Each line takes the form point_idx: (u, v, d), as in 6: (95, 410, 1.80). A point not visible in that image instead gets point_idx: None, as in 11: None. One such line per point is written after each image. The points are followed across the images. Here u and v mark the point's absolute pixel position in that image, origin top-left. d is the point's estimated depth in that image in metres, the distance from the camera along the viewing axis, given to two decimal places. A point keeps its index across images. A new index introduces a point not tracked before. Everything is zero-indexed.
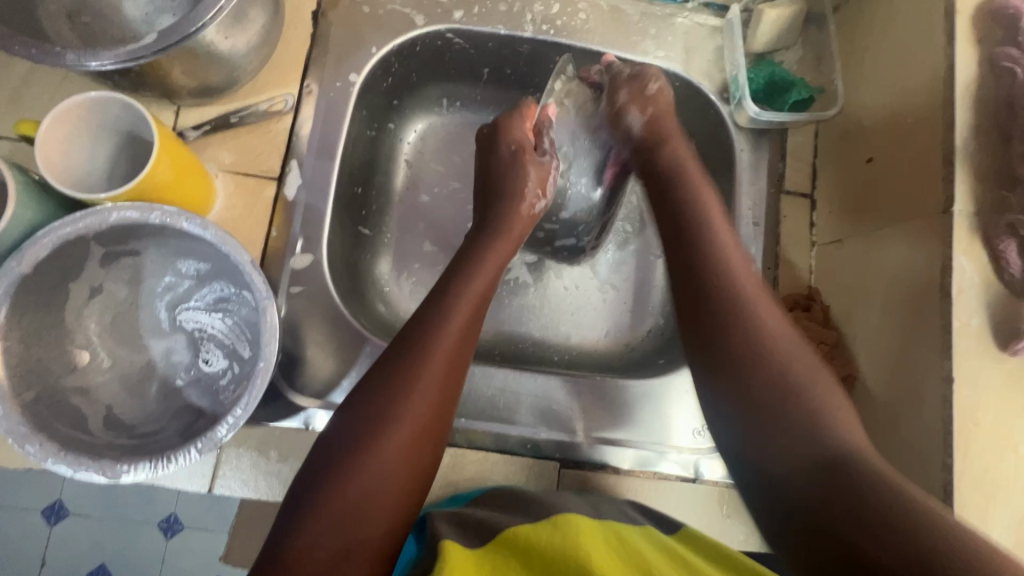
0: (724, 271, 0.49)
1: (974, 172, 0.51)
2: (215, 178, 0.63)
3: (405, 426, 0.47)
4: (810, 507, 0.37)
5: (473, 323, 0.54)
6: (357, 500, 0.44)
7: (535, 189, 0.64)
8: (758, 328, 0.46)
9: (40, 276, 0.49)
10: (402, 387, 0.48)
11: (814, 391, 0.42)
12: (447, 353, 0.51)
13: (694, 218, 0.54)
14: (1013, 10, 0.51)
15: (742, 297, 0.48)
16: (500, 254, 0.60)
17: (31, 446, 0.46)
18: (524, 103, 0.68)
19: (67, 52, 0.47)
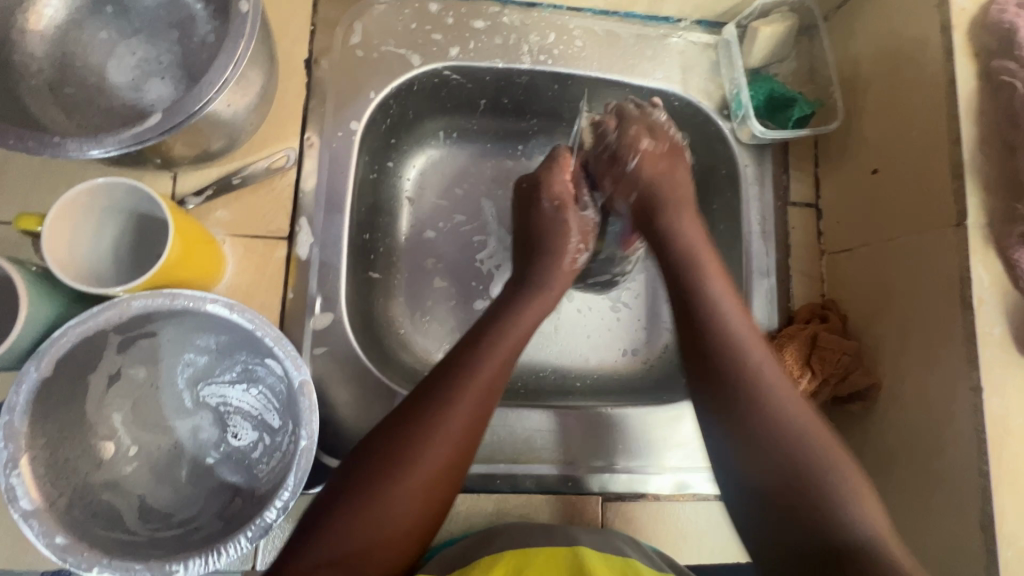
0: (738, 346, 0.53)
1: (984, 184, 0.53)
2: (223, 244, 0.61)
3: (420, 467, 0.47)
4: (817, 562, 0.43)
5: (501, 372, 0.53)
6: (363, 532, 0.45)
7: (580, 241, 0.65)
8: (772, 398, 0.50)
9: (60, 376, 0.47)
10: (423, 427, 0.48)
11: (823, 455, 0.47)
12: (473, 402, 0.50)
13: (690, 274, 0.57)
14: (1008, 25, 0.53)
15: (753, 369, 0.51)
16: (538, 313, 0.60)
17: (75, 557, 0.44)
18: (560, 152, 0.66)
19: (68, 142, 0.45)
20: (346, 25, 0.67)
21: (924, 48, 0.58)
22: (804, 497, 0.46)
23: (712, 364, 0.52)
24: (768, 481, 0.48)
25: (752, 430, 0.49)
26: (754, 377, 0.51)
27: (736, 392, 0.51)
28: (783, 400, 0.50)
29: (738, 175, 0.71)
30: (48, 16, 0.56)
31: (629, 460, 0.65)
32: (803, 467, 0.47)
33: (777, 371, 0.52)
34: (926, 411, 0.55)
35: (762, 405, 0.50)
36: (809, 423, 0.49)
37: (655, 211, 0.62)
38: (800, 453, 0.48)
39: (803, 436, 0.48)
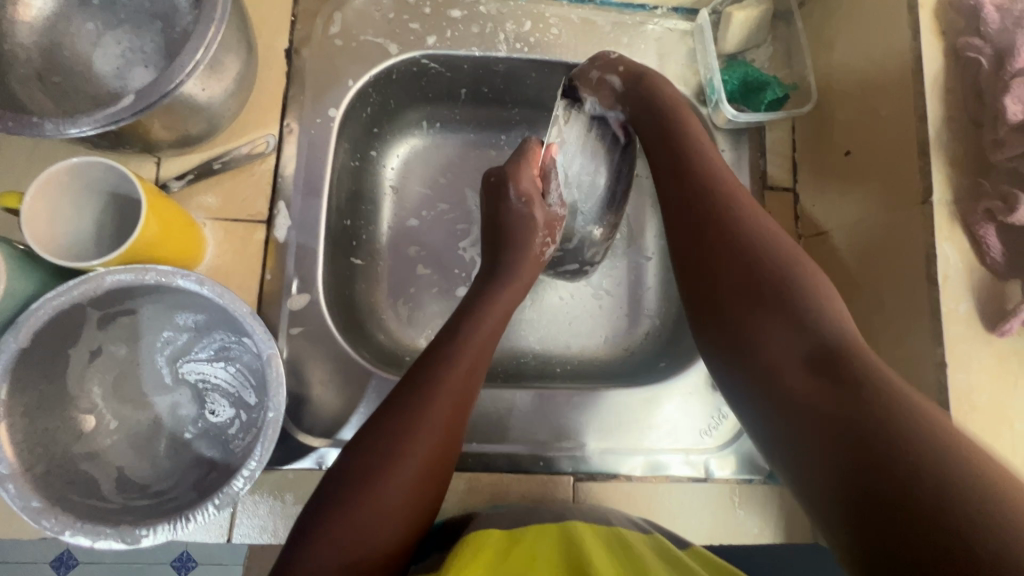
0: (763, 250, 0.48)
1: (951, 160, 0.53)
2: (203, 226, 0.62)
3: (414, 458, 0.47)
4: (853, 458, 0.35)
5: (477, 364, 0.55)
6: (362, 529, 0.44)
7: (545, 234, 0.67)
8: (785, 272, 0.46)
9: (39, 348, 0.49)
10: (409, 419, 0.48)
11: (838, 322, 0.43)
12: (456, 392, 0.51)
13: (695, 173, 0.55)
14: (974, 1, 0.53)
15: (760, 252, 0.48)
16: (506, 307, 0.61)
17: (48, 521, 0.45)
18: (529, 146, 0.67)
19: (45, 122, 0.47)
20: (326, 15, 0.69)
21: (893, 27, 0.58)
22: (811, 353, 0.41)
23: (728, 247, 0.49)
24: (773, 345, 0.43)
25: (762, 305, 0.45)
26: (756, 258, 0.47)
27: (758, 279, 0.46)
28: (788, 271, 0.46)
29: None
30: (36, 8, 0.58)
31: (602, 441, 0.65)
32: (808, 321, 0.43)
33: (811, 269, 0.47)
34: None
35: (776, 276, 0.46)
36: (829, 297, 0.45)
37: (679, 124, 0.61)
38: (832, 332, 0.42)
39: (811, 300, 0.44)
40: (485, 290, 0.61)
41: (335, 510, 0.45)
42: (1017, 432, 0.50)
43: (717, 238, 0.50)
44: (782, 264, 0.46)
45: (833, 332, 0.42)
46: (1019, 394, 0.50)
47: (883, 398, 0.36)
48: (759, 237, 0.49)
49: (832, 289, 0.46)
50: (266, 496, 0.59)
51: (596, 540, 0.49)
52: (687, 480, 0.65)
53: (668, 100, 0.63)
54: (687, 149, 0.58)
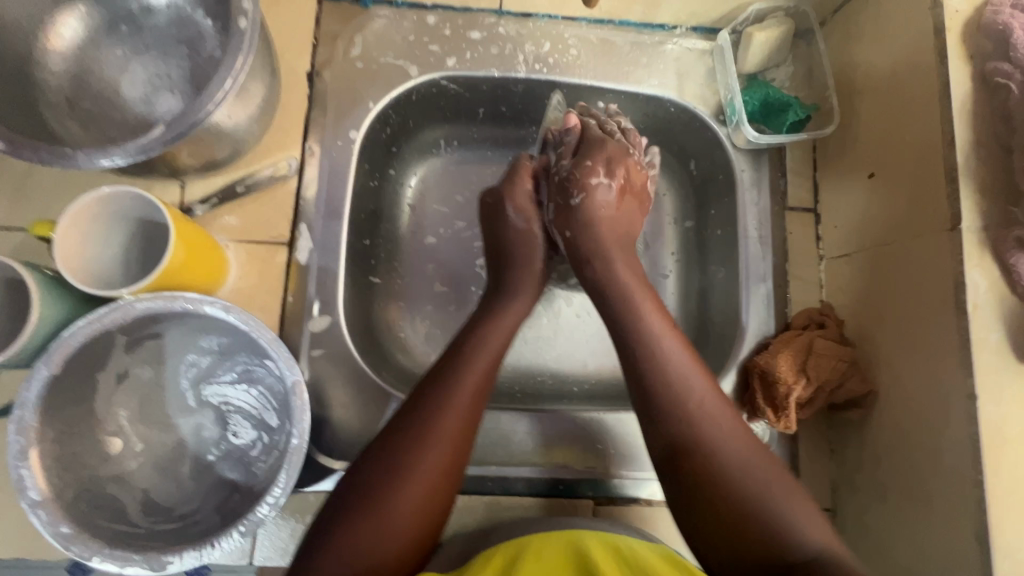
0: (708, 437, 0.49)
1: (979, 187, 0.52)
2: (226, 249, 0.63)
3: (420, 475, 0.47)
4: None
5: (487, 380, 0.54)
6: (365, 544, 0.44)
7: (546, 251, 0.66)
8: (739, 483, 0.47)
9: (69, 374, 0.50)
10: (416, 438, 0.48)
11: (770, 499, 0.46)
12: (464, 410, 0.51)
13: (634, 361, 0.54)
14: (1003, 26, 0.52)
15: (714, 444, 0.49)
16: (513, 323, 0.60)
17: (77, 547, 0.46)
18: (520, 163, 0.67)
19: (79, 153, 0.48)
20: (347, 37, 0.70)
21: (918, 51, 0.57)
22: (761, 530, 0.44)
23: (686, 464, 0.48)
24: (722, 516, 0.46)
25: (713, 498, 0.47)
26: (710, 458, 0.48)
27: (705, 487, 0.47)
28: (740, 471, 0.47)
29: (734, 179, 0.71)
30: (67, 36, 0.59)
31: (621, 465, 0.65)
32: (759, 513, 0.45)
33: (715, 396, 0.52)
34: (921, 419, 0.54)
35: (725, 481, 0.47)
36: (759, 474, 0.47)
37: (623, 293, 0.59)
38: (766, 509, 0.45)
39: (762, 491, 0.46)
40: (492, 307, 0.61)
41: (338, 527, 0.45)
42: None
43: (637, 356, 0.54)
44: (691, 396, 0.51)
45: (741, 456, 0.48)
46: None
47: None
48: (656, 351, 0.54)
49: (748, 441, 0.50)
50: (288, 519, 0.59)
51: (604, 554, 0.48)
52: None
53: (614, 274, 0.61)
54: (638, 345, 0.55)
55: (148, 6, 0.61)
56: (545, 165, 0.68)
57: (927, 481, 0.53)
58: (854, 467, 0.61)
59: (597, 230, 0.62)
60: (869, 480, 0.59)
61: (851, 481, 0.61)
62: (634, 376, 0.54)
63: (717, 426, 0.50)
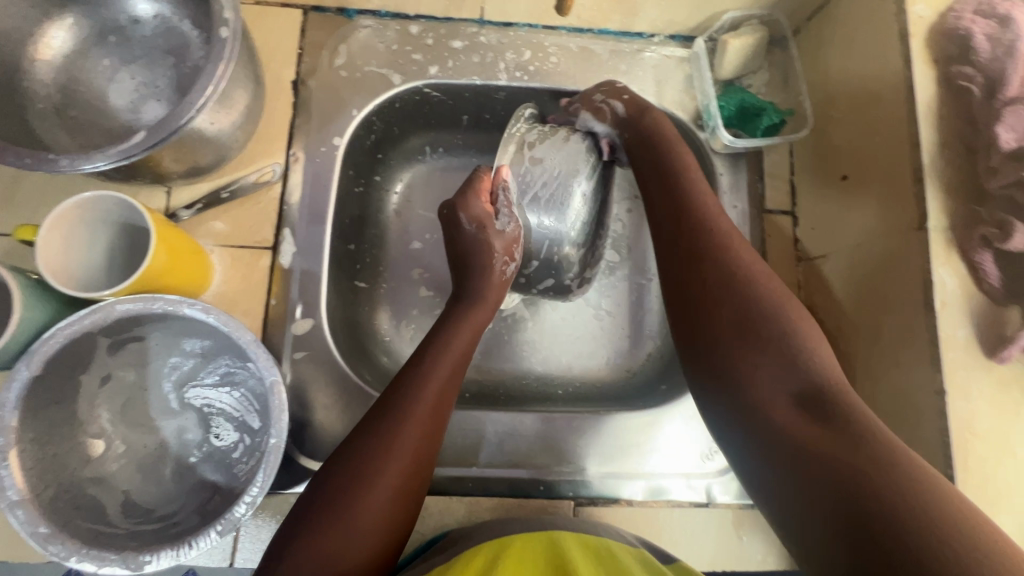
0: (753, 293, 0.48)
1: (945, 187, 0.53)
2: (211, 254, 0.64)
3: (379, 498, 0.46)
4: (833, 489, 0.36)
5: (447, 393, 0.54)
6: (327, 554, 0.43)
7: (503, 257, 0.64)
8: (771, 326, 0.46)
9: (50, 376, 0.51)
10: (376, 458, 0.47)
11: (826, 379, 0.43)
12: (426, 426, 0.51)
13: (709, 248, 0.52)
14: (964, 31, 0.53)
15: (766, 319, 0.47)
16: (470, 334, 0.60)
17: (54, 547, 0.46)
18: (476, 175, 0.65)
19: (61, 158, 0.49)
20: (331, 47, 0.71)
21: (886, 56, 0.59)
22: (791, 394, 0.43)
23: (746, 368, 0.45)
24: (761, 395, 0.44)
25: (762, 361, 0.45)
26: (750, 307, 0.48)
27: (759, 365, 0.45)
28: (790, 340, 0.45)
29: (712, 183, 0.72)
30: (55, 46, 0.61)
31: (603, 465, 0.65)
32: (801, 388, 0.43)
33: (783, 293, 0.49)
34: (896, 415, 0.54)
35: (759, 326, 0.46)
36: (806, 346, 0.45)
37: (699, 205, 0.56)
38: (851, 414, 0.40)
39: (812, 373, 0.44)
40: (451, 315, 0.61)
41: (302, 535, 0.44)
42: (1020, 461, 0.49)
43: (699, 267, 0.52)
44: (748, 287, 0.49)
45: (806, 358, 0.44)
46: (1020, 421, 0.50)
47: (857, 445, 0.38)
48: (711, 234, 0.53)
49: (817, 329, 0.47)
50: (269, 520, 0.60)
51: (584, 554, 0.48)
52: (689, 505, 0.64)
53: (688, 185, 0.58)
54: (704, 232, 0.54)
55: (136, 17, 0.63)
56: (503, 177, 0.65)
57: None
58: None
59: (677, 149, 0.62)
60: None
61: None
62: (705, 270, 0.51)
63: (791, 320, 0.47)
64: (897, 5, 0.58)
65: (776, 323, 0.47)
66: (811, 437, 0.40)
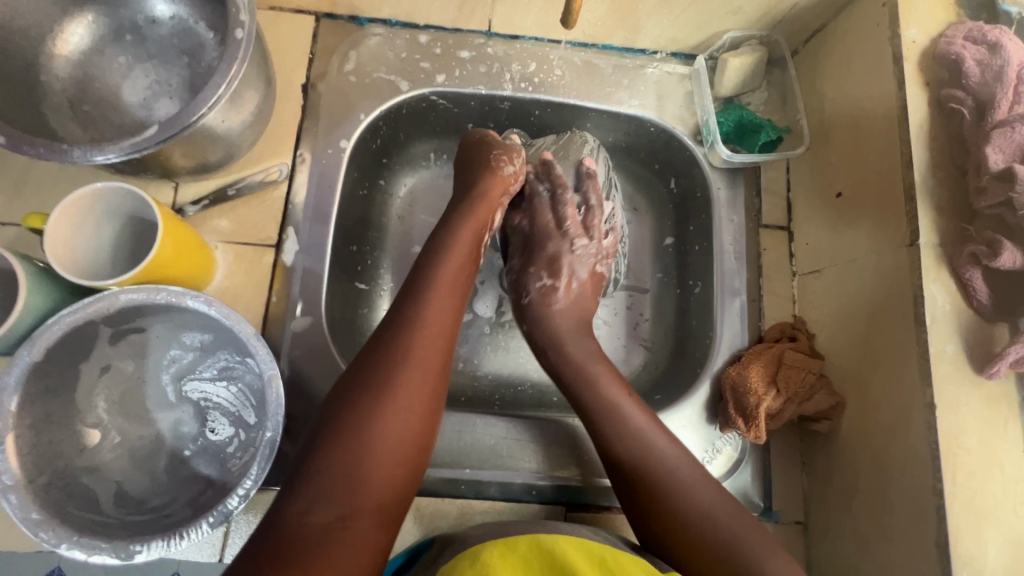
0: (625, 431, 0.57)
1: (937, 206, 0.54)
2: (215, 249, 0.65)
3: (396, 402, 0.48)
4: None
5: (454, 294, 0.55)
6: (355, 458, 0.45)
7: (503, 156, 0.64)
8: (685, 498, 0.52)
9: (51, 363, 0.51)
10: (389, 364, 0.49)
11: (740, 538, 0.49)
12: (436, 328, 0.52)
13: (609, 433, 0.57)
14: (956, 55, 0.55)
15: (700, 517, 0.51)
16: (474, 234, 0.60)
17: (45, 533, 0.47)
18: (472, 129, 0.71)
19: (74, 149, 0.50)
20: (341, 53, 0.73)
21: (880, 78, 0.60)
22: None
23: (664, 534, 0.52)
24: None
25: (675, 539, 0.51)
26: (699, 521, 0.51)
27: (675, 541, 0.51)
28: (707, 516, 0.51)
29: (710, 197, 0.74)
30: (73, 42, 0.63)
31: (596, 473, 0.65)
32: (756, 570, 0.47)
33: (650, 425, 0.57)
34: (885, 429, 0.55)
35: (711, 536, 0.50)
36: (747, 536, 0.49)
37: (599, 417, 0.58)
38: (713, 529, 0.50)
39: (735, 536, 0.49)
40: (451, 216, 0.61)
41: (327, 446, 0.45)
42: (1008, 477, 0.50)
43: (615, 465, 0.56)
44: (656, 472, 0.54)
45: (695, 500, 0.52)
46: (1008, 438, 0.50)
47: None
48: (615, 414, 0.58)
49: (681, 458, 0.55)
50: (260, 516, 0.60)
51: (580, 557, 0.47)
52: None
53: (598, 392, 0.60)
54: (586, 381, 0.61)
55: (153, 17, 0.65)
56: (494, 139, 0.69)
57: (892, 491, 0.54)
58: (824, 478, 0.62)
59: (554, 323, 0.65)
60: (838, 494, 0.60)
61: (823, 492, 0.62)
62: (643, 486, 0.54)
63: (670, 468, 0.54)
64: (891, 29, 0.59)
65: (668, 492, 0.53)
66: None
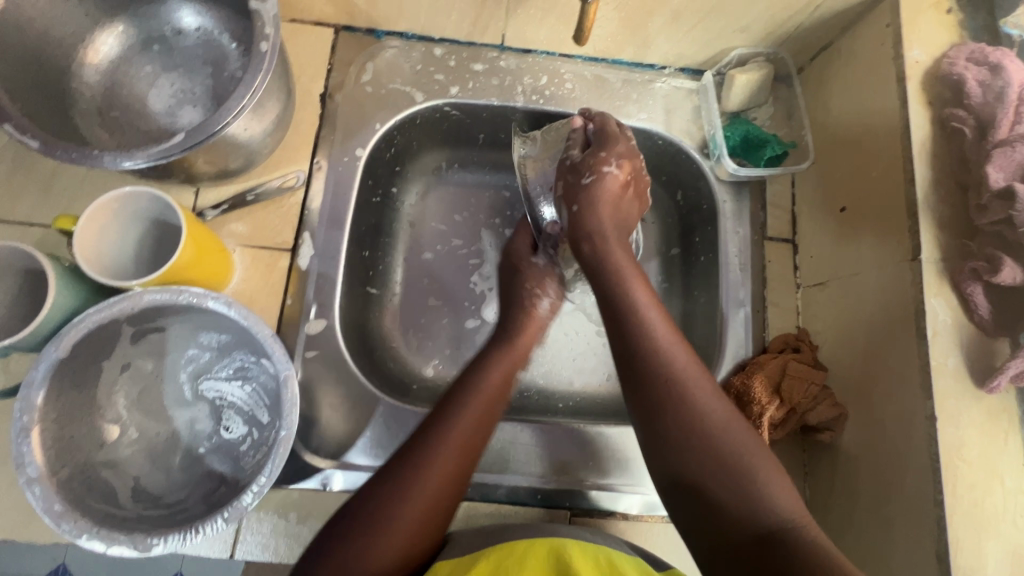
0: (653, 339, 0.53)
1: (939, 222, 0.55)
2: (233, 253, 0.67)
3: (433, 492, 0.49)
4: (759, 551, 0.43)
5: (497, 395, 0.57)
6: (381, 541, 0.46)
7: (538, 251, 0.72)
8: (703, 414, 0.49)
9: (76, 359, 0.53)
10: (437, 447, 0.51)
11: (755, 465, 0.47)
12: (473, 420, 0.53)
13: (630, 337, 0.53)
14: (958, 76, 0.57)
15: (709, 425, 0.48)
16: (526, 351, 0.63)
17: (67, 525, 0.48)
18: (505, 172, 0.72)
19: (105, 154, 0.52)
20: (359, 64, 0.75)
21: (884, 97, 0.62)
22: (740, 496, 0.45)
23: (675, 442, 0.48)
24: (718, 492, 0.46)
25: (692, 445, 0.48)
26: (705, 428, 0.48)
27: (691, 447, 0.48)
28: (725, 430, 0.48)
29: (716, 209, 0.75)
30: (103, 52, 0.65)
31: (600, 478, 0.66)
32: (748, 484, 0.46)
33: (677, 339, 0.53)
34: (888, 440, 0.56)
35: (713, 446, 0.47)
36: (751, 445, 0.48)
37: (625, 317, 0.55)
38: (730, 451, 0.47)
39: (747, 458, 0.47)
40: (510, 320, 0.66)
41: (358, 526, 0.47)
42: (1008, 489, 0.50)
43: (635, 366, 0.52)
44: (681, 381, 0.50)
45: (716, 424, 0.48)
46: (1008, 451, 0.51)
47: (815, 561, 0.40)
48: (638, 315, 0.54)
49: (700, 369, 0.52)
50: (271, 514, 0.61)
51: (585, 560, 0.48)
52: None
53: (627, 290, 0.56)
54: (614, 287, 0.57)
55: (179, 29, 0.67)
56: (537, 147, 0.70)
57: (893, 501, 0.54)
58: (826, 489, 0.62)
59: (597, 212, 0.59)
60: (840, 505, 0.60)
61: (824, 503, 0.62)
62: (664, 390, 0.50)
63: (697, 379, 0.51)
64: (895, 49, 0.61)
65: (691, 402, 0.49)
66: (757, 546, 0.43)
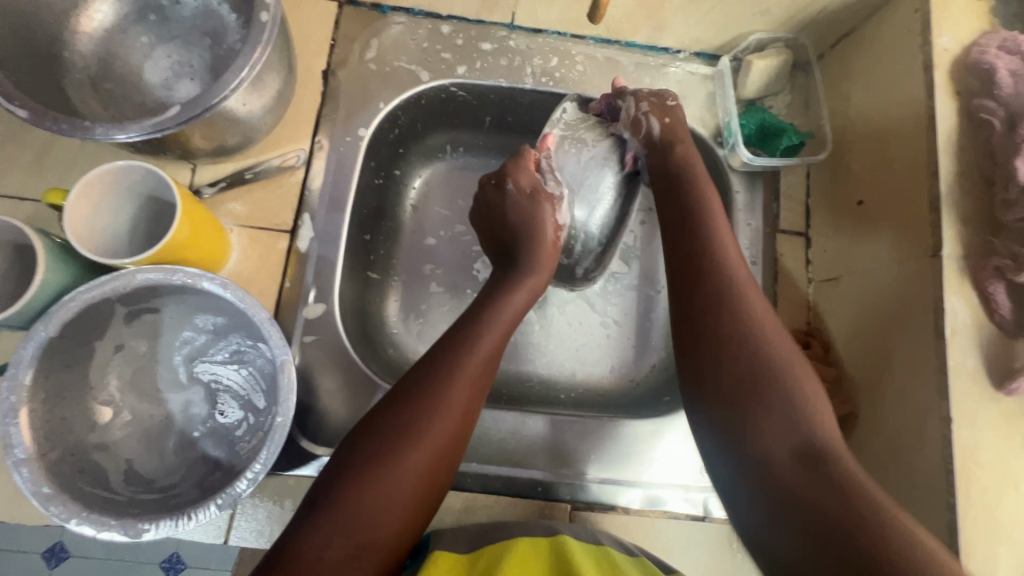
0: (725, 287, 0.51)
1: (962, 217, 0.53)
2: (230, 233, 0.65)
3: (427, 444, 0.47)
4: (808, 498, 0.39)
5: (493, 356, 0.55)
6: (376, 494, 0.44)
7: (555, 222, 0.68)
8: (766, 354, 0.47)
9: (65, 339, 0.51)
10: (430, 394, 0.49)
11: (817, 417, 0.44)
12: (471, 379, 0.52)
13: (704, 282, 0.52)
14: (988, 65, 0.54)
15: (767, 362, 0.46)
16: (523, 302, 0.61)
17: (55, 508, 0.47)
18: (524, 150, 0.69)
19: (96, 126, 0.50)
20: (363, 41, 0.73)
21: (909, 85, 0.59)
22: (790, 434, 0.43)
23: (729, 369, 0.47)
24: (764, 433, 0.43)
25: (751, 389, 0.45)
26: (771, 375, 0.45)
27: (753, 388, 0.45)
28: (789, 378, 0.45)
29: (728, 200, 0.73)
30: (98, 20, 0.63)
31: (601, 471, 0.65)
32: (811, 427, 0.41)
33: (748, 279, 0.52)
34: (900, 440, 0.54)
35: (774, 388, 0.45)
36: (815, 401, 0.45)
37: (704, 260, 0.54)
38: (783, 387, 0.45)
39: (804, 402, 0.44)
40: (505, 278, 0.63)
41: (350, 481, 0.45)
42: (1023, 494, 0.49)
43: (705, 306, 0.50)
44: (756, 325, 0.48)
45: (782, 365, 0.46)
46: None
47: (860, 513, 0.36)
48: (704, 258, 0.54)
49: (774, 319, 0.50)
50: (266, 501, 0.60)
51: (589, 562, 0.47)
52: (685, 517, 0.64)
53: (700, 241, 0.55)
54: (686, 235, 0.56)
55: None
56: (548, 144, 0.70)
57: (904, 503, 0.53)
58: None
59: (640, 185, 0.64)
60: None
61: None
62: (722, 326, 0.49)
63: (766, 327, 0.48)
64: (923, 36, 0.58)
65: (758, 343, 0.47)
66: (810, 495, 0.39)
